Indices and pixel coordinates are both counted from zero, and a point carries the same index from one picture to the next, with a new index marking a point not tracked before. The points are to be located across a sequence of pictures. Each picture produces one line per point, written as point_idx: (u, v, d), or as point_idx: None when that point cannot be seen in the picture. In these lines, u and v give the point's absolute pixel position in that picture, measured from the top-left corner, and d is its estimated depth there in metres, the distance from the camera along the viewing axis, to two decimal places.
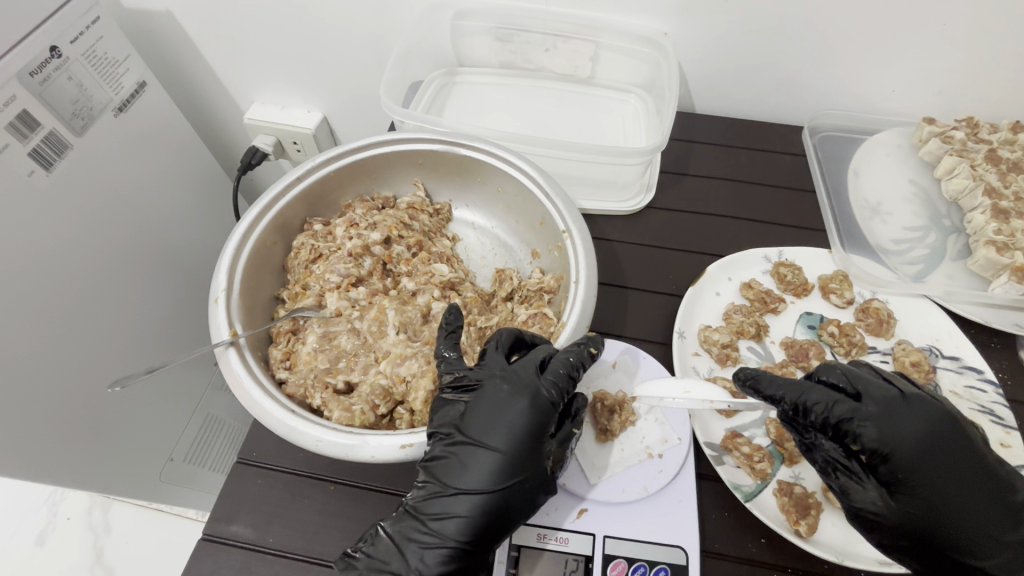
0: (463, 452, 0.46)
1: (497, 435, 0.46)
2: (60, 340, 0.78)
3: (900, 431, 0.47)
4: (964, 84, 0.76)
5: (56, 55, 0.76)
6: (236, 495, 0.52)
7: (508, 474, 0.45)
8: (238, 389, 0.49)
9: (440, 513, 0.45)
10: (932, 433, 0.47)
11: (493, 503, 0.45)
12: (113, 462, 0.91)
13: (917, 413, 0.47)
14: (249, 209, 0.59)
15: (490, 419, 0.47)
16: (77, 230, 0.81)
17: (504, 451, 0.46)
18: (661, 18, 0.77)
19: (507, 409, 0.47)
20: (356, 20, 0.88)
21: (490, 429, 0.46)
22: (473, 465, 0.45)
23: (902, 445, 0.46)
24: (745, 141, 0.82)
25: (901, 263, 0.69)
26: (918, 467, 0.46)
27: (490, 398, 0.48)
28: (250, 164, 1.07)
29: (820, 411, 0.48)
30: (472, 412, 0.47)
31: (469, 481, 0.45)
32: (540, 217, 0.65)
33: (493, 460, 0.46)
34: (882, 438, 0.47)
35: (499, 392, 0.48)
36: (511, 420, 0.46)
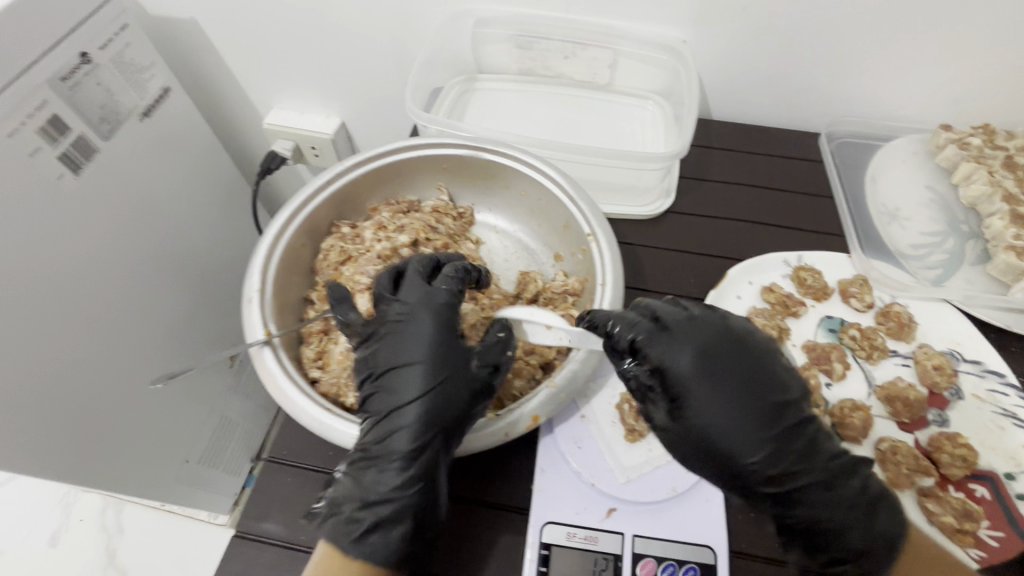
0: (385, 381, 0.48)
1: (415, 355, 0.48)
2: (84, 340, 0.79)
3: (686, 357, 0.47)
4: (982, 91, 0.77)
5: (86, 61, 0.78)
6: (266, 493, 0.53)
7: (430, 377, 0.47)
8: (273, 387, 0.49)
9: (374, 437, 0.46)
10: (716, 354, 0.47)
11: (428, 420, 0.46)
12: (131, 462, 0.92)
13: (695, 338, 0.47)
14: (280, 212, 0.60)
15: (405, 344, 0.48)
16: (102, 232, 0.83)
17: (422, 361, 0.47)
18: (680, 26, 0.79)
19: (422, 332, 0.49)
20: (378, 28, 0.90)
21: (406, 350, 0.48)
22: (397, 382, 0.47)
23: (685, 371, 0.46)
24: (762, 148, 0.83)
25: (920, 267, 0.70)
26: (699, 392, 0.46)
27: (403, 325, 0.49)
28: (269, 168, 1.10)
29: (619, 340, 0.48)
30: (388, 342, 0.49)
31: (399, 399, 0.47)
32: (563, 221, 0.66)
33: (417, 380, 0.47)
34: (672, 361, 0.47)
35: (399, 326, 0.49)
36: (420, 335, 0.48)
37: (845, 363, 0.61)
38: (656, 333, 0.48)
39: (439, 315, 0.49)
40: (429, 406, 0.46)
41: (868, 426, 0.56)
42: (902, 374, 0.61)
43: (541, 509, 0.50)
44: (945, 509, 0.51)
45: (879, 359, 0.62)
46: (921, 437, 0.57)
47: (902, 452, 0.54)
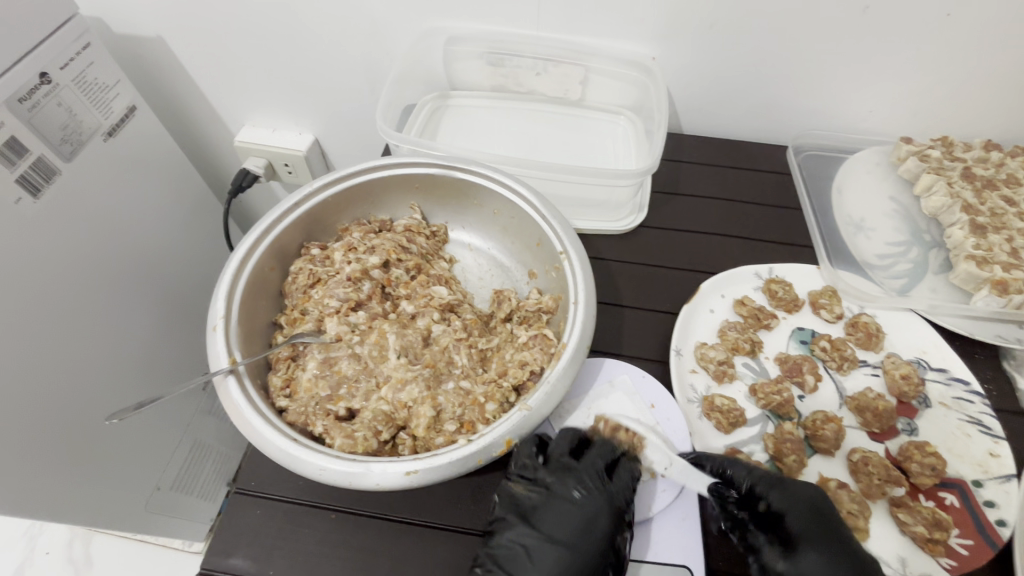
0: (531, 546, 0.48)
1: (569, 534, 0.49)
2: (48, 369, 0.77)
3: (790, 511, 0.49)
4: (939, 104, 0.80)
5: (45, 81, 0.75)
6: (234, 526, 0.51)
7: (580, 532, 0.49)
8: (237, 419, 0.48)
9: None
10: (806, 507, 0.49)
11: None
12: (99, 494, 0.88)
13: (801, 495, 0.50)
14: (246, 236, 0.59)
15: (558, 519, 0.50)
16: (61, 255, 0.79)
17: (574, 526, 0.49)
18: (648, 43, 0.80)
19: (579, 511, 0.50)
20: (350, 44, 0.90)
21: (563, 528, 0.49)
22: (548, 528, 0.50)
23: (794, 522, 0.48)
24: (732, 161, 0.85)
25: (886, 277, 0.71)
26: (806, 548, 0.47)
27: (569, 501, 0.51)
28: (240, 186, 1.08)
29: (735, 479, 0.51)
30: (542, 511, 0.50)
31: (545, 554, 0.48)
32: (537, 238, 0.66)
33: (563, 557, 0.48)
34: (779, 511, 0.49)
35: (568, 495, 0.51)
36: (579, 511, 0.50)
37: (816, 374, 0.62)
38: (773, 481, 0.50)
39: (606, 493, 0.50)
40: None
41: (841, 437, 0.56)
42: (872, 384, 0.62)
43: None
44: (916, 518, 0.51)
45: (849, 369, 0.63)
46: (891, 446, 0.57)
47: (873, 463, 0.54)
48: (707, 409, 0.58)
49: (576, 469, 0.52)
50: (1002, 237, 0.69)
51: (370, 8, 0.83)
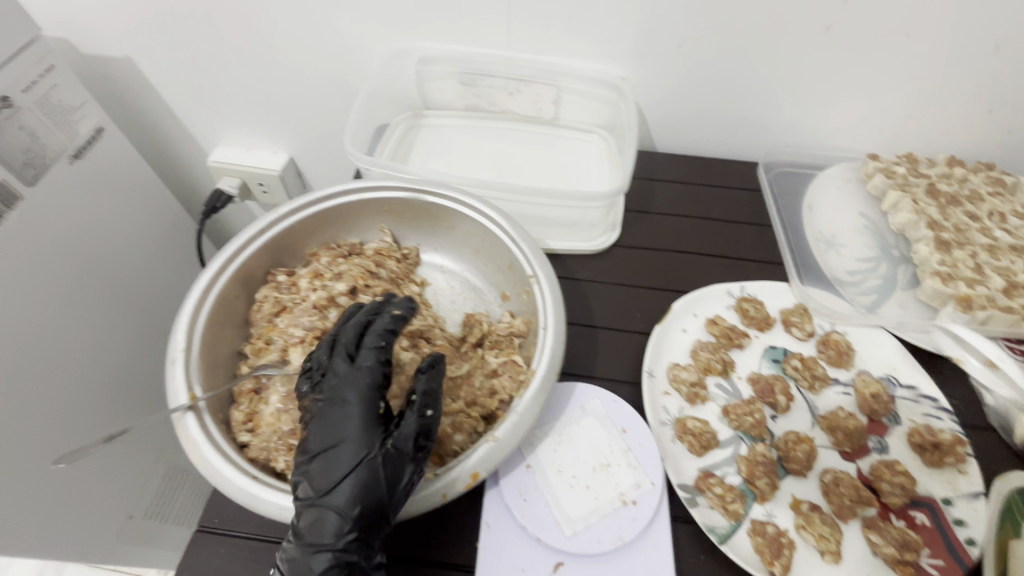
0: (319, 456, 0.44)
1: (344, 439, 0.44)
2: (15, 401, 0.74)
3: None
4: (902, 121, 0.81)
5: (6, 104, 0.73)
6: (195, 566, 0.49)
7: (355, 430, 0.45)
8: (195, 457, 0.47)
9: (315, 515, 0.42)
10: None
11: (351, 486, 0.43)
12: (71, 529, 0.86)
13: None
14: (210, 263, 0.58)
15: (329, 427, 0.45)
16: (22, 283, 0.77)
17: (351, 425, 0.45)
18: (619, 63, 0.80)
19: (342, 413, 0.46)
20: (323, 65, 0.89)
21: (333, 437, 0.45)
22: (326, 431, 0.45)
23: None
24: (704, 178, 0.85)
25: (856, 294, 0.72)
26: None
27: (329, 407, 0.46)
28: (214, 208, 1.06)
29: None
30: (319, 419, 0.46)
31: (327, 459, 0.44)
32: (508, 261, 0.66)
33: (340, 454, 0.44)
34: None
35: (340, 398, 0.46)
36: (351, 410, 0.46)
37: (788, 394, 0.62)
38: None
39: (369, 386, 0.47)
40: (360, 469, 0.43)
41: (812, 458, 0.57)
42: (844, 403, 0.62)
43: (486, 567, 0.48)
44: (887, 539, 0.51)
45: (821, 388, 0.63)
46: (862, 465, 0.57)
47: (843, 484, 0.54)
48: (680, 431, 0.58)
49: (343, 368, 0.48)
50: (966, 253, 0.70)
51: (341, 31, 0.83)
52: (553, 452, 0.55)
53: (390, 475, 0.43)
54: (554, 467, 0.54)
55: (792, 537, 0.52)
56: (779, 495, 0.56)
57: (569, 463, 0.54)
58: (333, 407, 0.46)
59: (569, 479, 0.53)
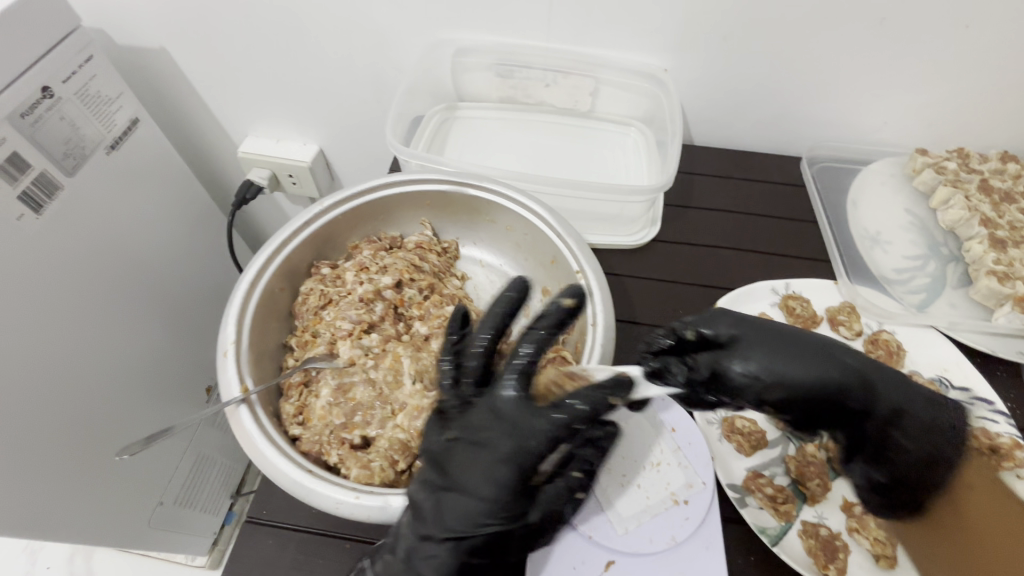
0: (456, 454, 0.44)
1: (472, 475, 0.42)
2: (61, 392, 0.76)
3: (744, 332, 0.46)
4: (955, 115, 0.79)
5: (48, 95, 0.74)
6: (245, 557, 0.50)
7: (496, 449, 0.42)
8: (250, 448, 0.47)
9: (439, 506, 0.43)
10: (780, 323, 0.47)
11: (474, 506, 0.42)
12: (108, 514, 0.87)
13: (724, 312, 0.48)
14: (256, 256, 0.58)
15: (463, 451, 0.44)
16: (61, 272, 0.77)
17: (500, 445, 0.42)
18: (659, 54, 0.79)
19: (502, 429, 0.43)
20: (357, 55, 0.88)
21: (468, 473, 0.43)
22: (467, 440, 0.43)
23: (750, 344, 0.45)
24: (744, 173, 0.84)
25: (905, 292, 0.70)
26: (799, 376, 0.43)
27: (485, 417, 0.44)
28: (244, 198, 1.06)
29: None
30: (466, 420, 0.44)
31: (458, 462, 0.43)
32: (551, 255, 0.65)
33: (480, 461, 0.43)
34: (739, 348, 0.45)
35: (492, 406, 0.44)
36: (495, 425, 0.43)
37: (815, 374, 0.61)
38: None
39: (524, 408, 0.43)
40: (490, 492, 0.42)
41: None
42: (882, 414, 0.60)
43: (538, 564, 0.48)
44: None
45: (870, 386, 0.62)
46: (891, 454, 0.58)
47: None
48: (727, 431, 0.57)
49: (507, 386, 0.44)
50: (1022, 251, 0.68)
51: (378, 20, 0.82)
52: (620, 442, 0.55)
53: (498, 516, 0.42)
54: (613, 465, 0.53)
55: (846, 540, 0.51)
56: (829, 497, 0.55)
57: (622, 463, 0.54)
58: (475, 433, 0.44)
59: (623, 478, 0.53)
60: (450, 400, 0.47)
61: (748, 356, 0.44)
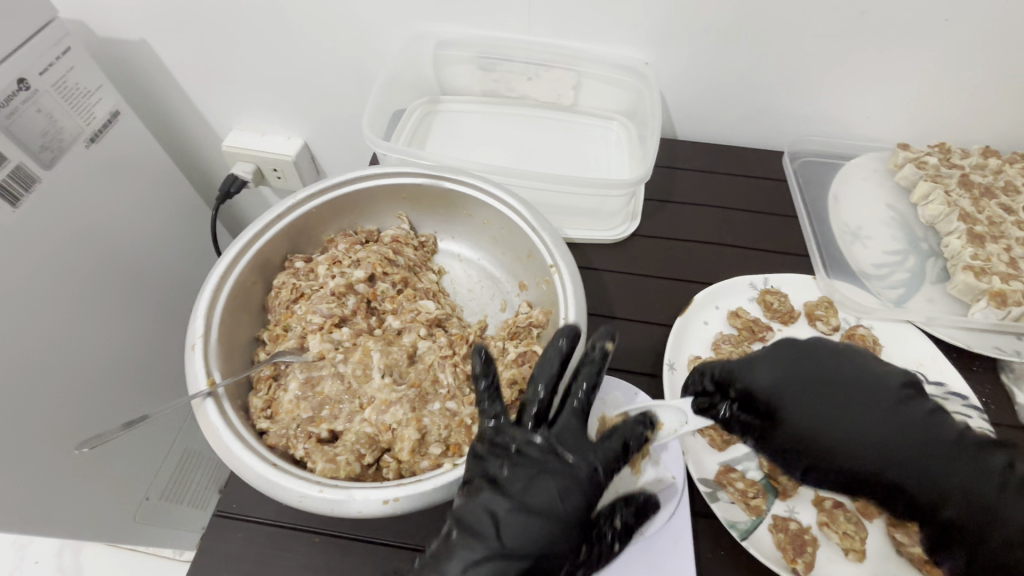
0: (532, 479, 0.46)
1: (544, 499, 0.44)
2: (43, 389, 0.76)
3: (780, 382, 0.51)
4: (937, 110, 0.78)
5: (24, 87, 0.73)
6: (214, 550, 0.49)
7: (577, 479, 0.46)
8: (215, 442, 0.47)
9: (518, 522, 0.43)
10: (816, 361, 0.52)
11: (549, 533, 0.43)
12: (99, 510, 0.86)
13: (762, 358, 0.53)
14: (228, 248, 0.57)
15: (535, 475, 0.46)
16: (40, 266, 0.76)
17: (576, 473, 0.46)
18: (641, 48, 0.78)
19: (579, 463, 0.46)
20: (339, 47, 0.87)
21: (540, 495, 0.45)
22: (540, 475, 0.46)
23: (787, 398, 0.50)
24: (726, 167, 0.83)
25: (883, 287, 0.70)
26: (838, 428, 0.48)
27: (554, 451, 0.47)
28: (228, 192, 1.06)
29: None
30: (538, 453, 0.47)
31: (536, 487, 0.45)
32: (527, 249, 0.65)
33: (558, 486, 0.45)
34: (779, 401, 0.50)
35: (570, 442, 0.48)
36: (581, 457, 0.47)
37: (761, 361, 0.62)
38: None
39: (594, 450, 0.47)
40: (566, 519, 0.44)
41: None
42: None
43: None
44: (914, 539, 0.50)
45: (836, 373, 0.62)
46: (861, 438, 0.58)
47: None
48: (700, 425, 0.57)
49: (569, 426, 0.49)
50: (1000, 247, 0.68)
51: (359, 12, 0.81)
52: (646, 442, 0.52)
53: (564, 544, 0.43)
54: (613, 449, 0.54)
55: (814, 534, 0.51)
56: (801, 491, 0.55)
57: None
58: (548, 462, 0.46)
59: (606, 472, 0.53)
60: (511, 431, 0.48)
61: (787, 412, 0.50)
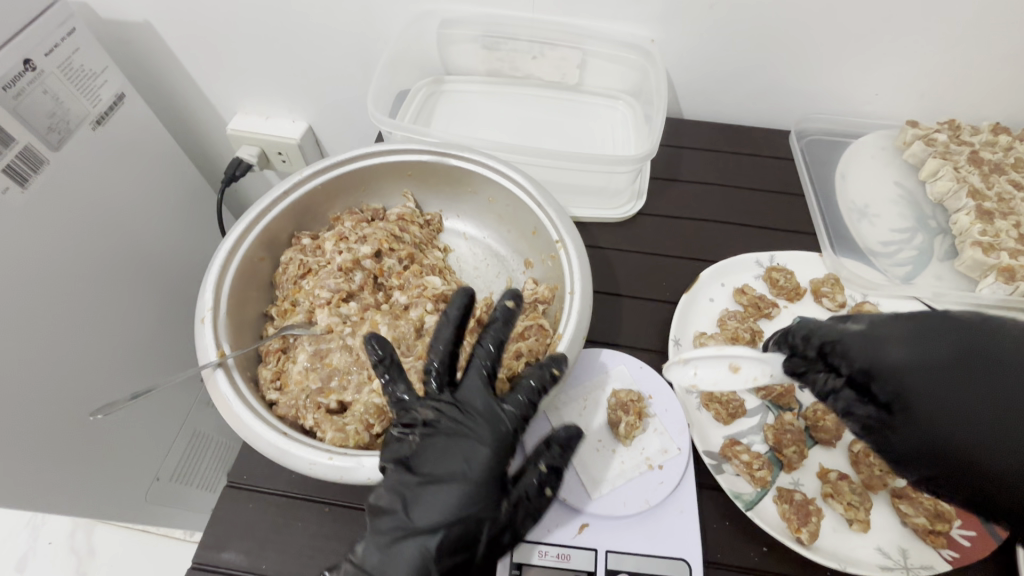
0: (436, 452, 0.46)
1: (452, 467, 0.45)
2: (54, 369, 0.76)
3: (920, 365, 0.39)
4: (948, 87, 0.77)
5: (30, 68, 0.73)
6: (226, 520, 0.50)
7: (481, 445, 0.46)
8: (226, 413, 0.47)
9: (427, 496, 0.44)
10: (996, 349, 0.38)
11: (460, 498, 0.44)
12: (113, 489, 0.88)
13: (906, 332, 0.41)
14: (236, 224, 0.58)
15: (442, 442, 0.46)
16: (48, 246, 0.77)
17: (480, 439, 0.46)
18: (647, 25, 0.77)
19: (483, 426, 0.47)
20: (342, 26, 0.86)
21: (446, 466, 0.45)
22: (443, 444, 0.46)
23: (929, 385, 0.39)
24: (732, 146, 0.83)
25: (890, 264, 0.70)
26: (987, 433, 0.37)
27: (457, 418, 0.47)
28: (234, 175, 1.06)
29: None
30: (441, 424, 0.47)
31: (442, 459, 0.46)
32: (533, 226, 0.65)
33: (463, 456, 0.46)
34: (912, 387, 0.39)
35: (471, 412, 0.47)
36: (482, 425, 0.47)
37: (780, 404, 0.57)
38: None
39: (497, 410, 0.48)
40: (476, 483, 0.45)
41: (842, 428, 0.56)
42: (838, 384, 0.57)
43: None
44: (917, 509, 0.50)
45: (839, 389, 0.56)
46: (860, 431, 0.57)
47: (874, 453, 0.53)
48: (706, 400, 0.57)
49: (471, 395, 0.48)
50: (1009, 223, 0.68)
51: None
52: (719, 383, 0.49)
53: (480, 506, 0.44)
54: (637, 411, 0.55)
55: (820, 505, 0.52)
56: (806, 464, 0.55)
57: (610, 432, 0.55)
58: (454, 430, 0.47)
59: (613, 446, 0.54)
60: (416, 407, 0.48)
61: (909, 393, 0.39)
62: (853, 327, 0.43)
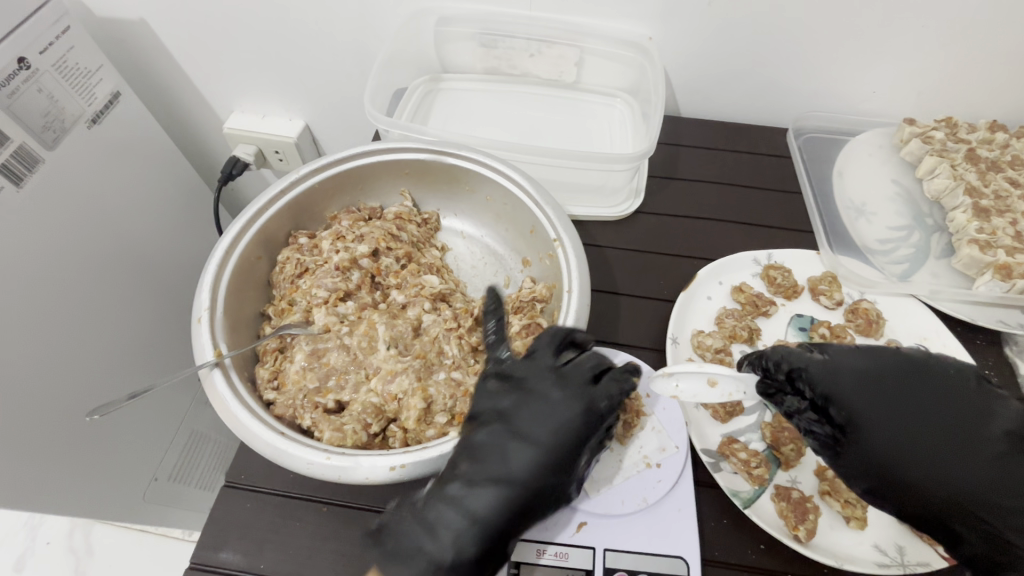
0: (524, 415, 0.48)
1: (539, 440, 0.47)
2: (54, 373, 0.76)
3: (864, 394, 0.48)
4: (945, 86, 0.78)
5: (24, 66, 0.72)
6: (225, 520, 0.50)
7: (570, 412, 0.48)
8: (224, 412, 0.47)
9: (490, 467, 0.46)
10: (917, 387, 0.49)
11: (546, 458, 0.46)
12: (110, 490, 0.87)
13: (857, 366, 0.50)
14: (233, 223, 0.57)
15: (537, 418, 0.48)
16: (42, 246, 0.76)
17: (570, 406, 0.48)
18: (646, 22, 0.77)
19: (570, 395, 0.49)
20: (338, 24, 0.86)
21: (541, 425, 0.47)
22: (532, 409, 0.48)
23: (871, 411, 0.48)
24: (730, 144, 0.83)
25: (887, 262, 0.70)
26: (912, 452, 0.46)
27: (546, 387, 0.49)
28: (231, 174, 1.05)
29: None
30: (534, 389, 0.49)
31: (535, 422, 0.48)
32: (531, 225, 0.64)
33: (550, 421, 0.48)
34: (858, 411, 0.48)
35: (554, 384, 0.50)
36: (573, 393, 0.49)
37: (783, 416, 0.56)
38: None
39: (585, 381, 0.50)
40: (557, 446, 0.47)
41: None
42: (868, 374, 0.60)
43: None
44: None
45: None
46: None
47: None
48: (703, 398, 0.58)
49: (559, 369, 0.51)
50: (1005, 220, 0.68)
51: None
52: (700, 396, 0.52)
53: (544, 497, 0.45)
54: (635, 409, 0.55)
55: (817, 502, 0.52)
56: (804, 461, 0.55)
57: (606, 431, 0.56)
58: (542, 397, 0.49)
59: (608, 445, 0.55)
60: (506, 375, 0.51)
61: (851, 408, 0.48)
62: (818, 359, 0.51)
